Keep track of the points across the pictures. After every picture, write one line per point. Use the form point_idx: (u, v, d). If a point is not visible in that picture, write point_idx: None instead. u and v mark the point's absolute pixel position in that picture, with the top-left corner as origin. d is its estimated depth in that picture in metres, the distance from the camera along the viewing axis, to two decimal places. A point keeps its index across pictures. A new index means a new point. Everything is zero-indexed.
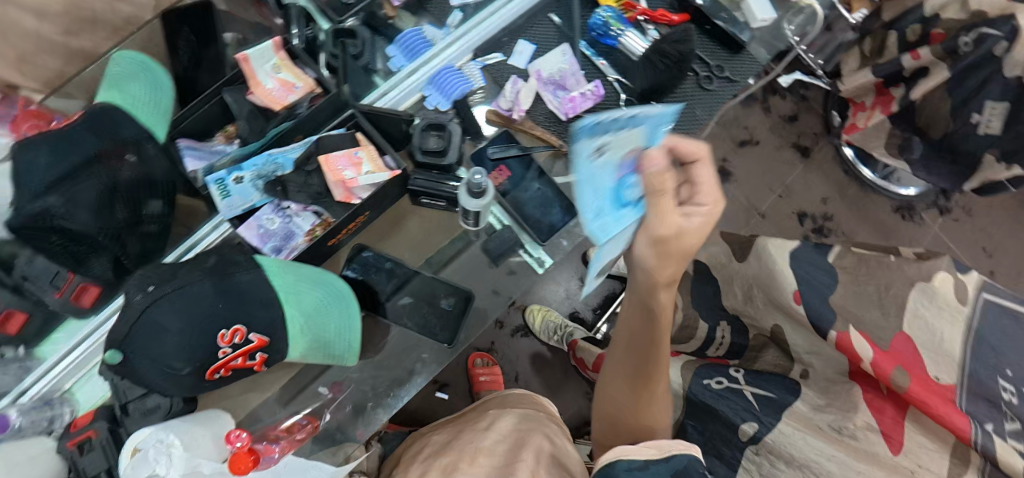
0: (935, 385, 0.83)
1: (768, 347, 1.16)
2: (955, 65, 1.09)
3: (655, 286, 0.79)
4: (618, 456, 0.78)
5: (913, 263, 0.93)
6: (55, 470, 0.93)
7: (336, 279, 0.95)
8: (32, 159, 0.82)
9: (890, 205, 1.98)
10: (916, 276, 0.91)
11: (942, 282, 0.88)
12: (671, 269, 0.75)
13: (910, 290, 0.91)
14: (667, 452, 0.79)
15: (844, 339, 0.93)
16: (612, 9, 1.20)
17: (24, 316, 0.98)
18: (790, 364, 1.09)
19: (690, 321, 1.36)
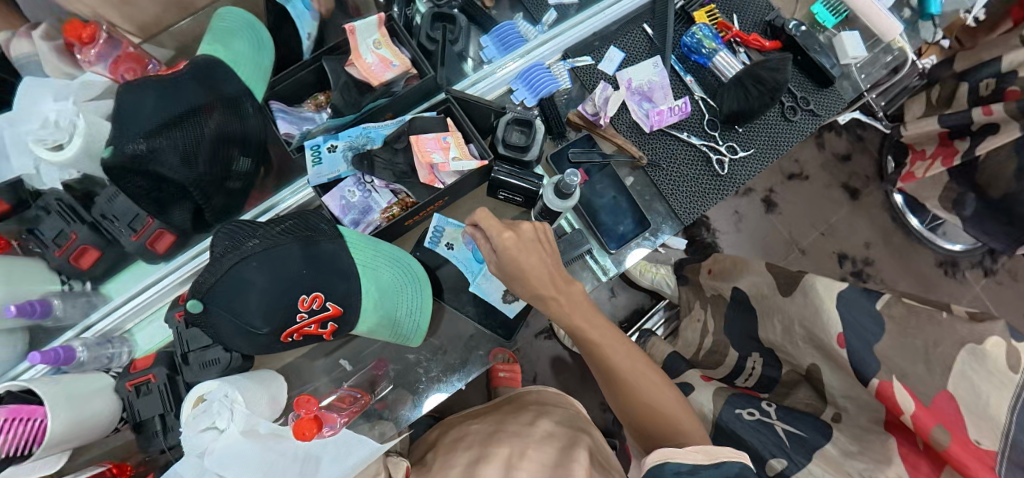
0: (975, 449, 0.78)
1: (800, 385, 1.12)
2: None
3: (524, 268, 0.89)
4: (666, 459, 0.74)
5: (966, 323, 0.82)
6: (112, 408, 0.96)
7: (411, 260, 0.99)
8: (138, 100, 0.83)
9: (934, 259, 1.90)
10: (964, 336, 0.81)
11: (993, 347, 0.78)
12: (525, 246, 0.89)
13: (958, 350, 0.81)
14: (716, 458, 0.75)
15: (886, 388, 0.87)
16: (707, 28, 1.17)
17: (96, 253, 1.02)
18: (822, 405, 1.06)
19: (719, 347, 1.36)
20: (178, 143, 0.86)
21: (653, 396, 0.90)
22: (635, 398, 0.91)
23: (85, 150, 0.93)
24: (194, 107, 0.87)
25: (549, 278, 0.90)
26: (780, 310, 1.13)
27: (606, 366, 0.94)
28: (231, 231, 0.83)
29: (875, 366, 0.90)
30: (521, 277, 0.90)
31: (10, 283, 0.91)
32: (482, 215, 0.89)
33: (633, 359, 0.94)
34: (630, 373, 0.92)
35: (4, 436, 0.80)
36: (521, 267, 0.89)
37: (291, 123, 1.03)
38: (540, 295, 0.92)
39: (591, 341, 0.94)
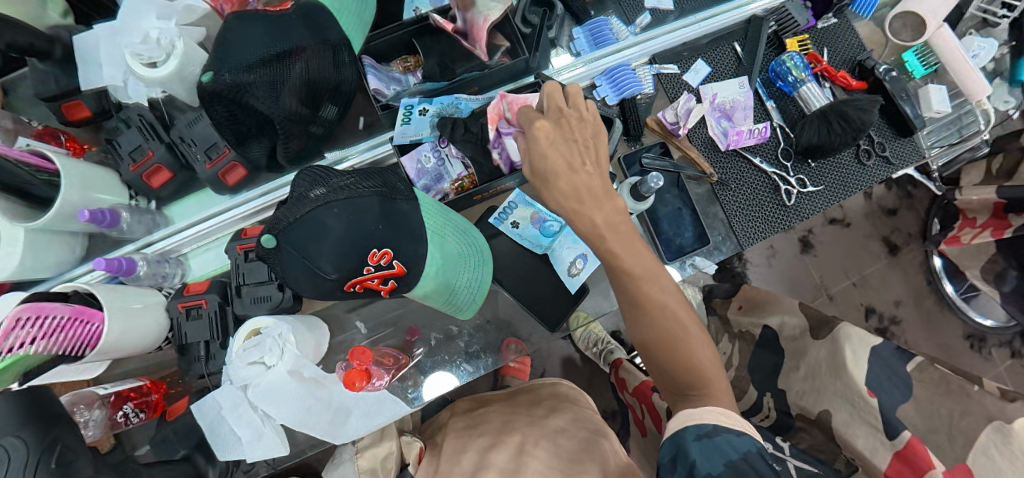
0: None
1: None
2: None
3: (555, 168, 0.72)
4: (685, 421, 0.74)
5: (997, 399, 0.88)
6: (161, 325, 0.97)
7: (480, 236, 1.01)
8: (249, 34, 0.86)
9: (962, 330, 1.87)
10: (994, 413, 0.87)
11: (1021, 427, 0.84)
12: (551, 137, 0.73)
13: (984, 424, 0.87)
14: (738, 426, 0.73)
15: (915, 444, 0.90)
16: (799, 57, 1.15)
17: (168, 174, 1.04)
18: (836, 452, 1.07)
19: (734, 376, 1.36)
20: (273, 79, 0.87)
21: (687, 350, 0.78)
22: (665, 347, 0.78)
23: (178, 71, 0.95)
24: (295, 47, 0.88)
25: (586, 187, 0.73)
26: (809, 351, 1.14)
27: (641, 306, 0.78)
28: (311, 174, 0.84)
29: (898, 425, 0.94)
30: (549, 182, 0.73)
31: (85, 187, 0.93)
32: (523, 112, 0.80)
33: (674, 304, 0.78)
34: (669, 321, 0.77)
35: (62, 334, 0.81)
36: (544, 165, 0.73)
37: (382, 82, 1.04)
38: (568, 210, 0.74)
39: (633, 277, 0.76)
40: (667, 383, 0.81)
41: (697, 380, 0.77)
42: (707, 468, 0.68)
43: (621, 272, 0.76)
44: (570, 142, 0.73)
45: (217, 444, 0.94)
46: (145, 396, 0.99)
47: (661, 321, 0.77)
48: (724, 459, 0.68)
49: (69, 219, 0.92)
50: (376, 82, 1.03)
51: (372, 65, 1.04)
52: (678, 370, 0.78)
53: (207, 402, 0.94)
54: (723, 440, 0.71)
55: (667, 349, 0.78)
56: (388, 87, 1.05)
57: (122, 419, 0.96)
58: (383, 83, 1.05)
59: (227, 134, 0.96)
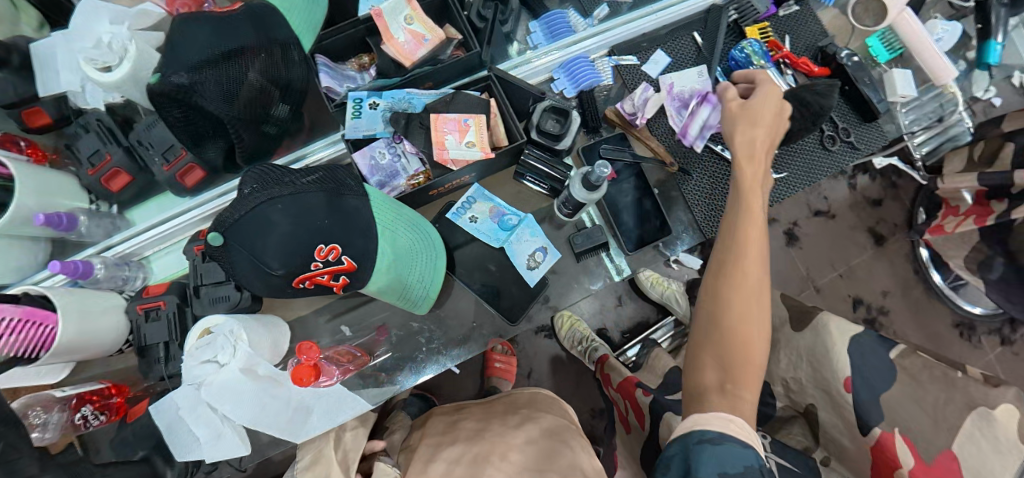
0: None
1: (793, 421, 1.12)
2: None
3: (760, 119, 0.88)
4: (695, 427, 0.72)
5: (981, 386, 0.87)
6: (120, 327, 0.98)
7: (430, 228, 1.01)
8: (195, 35, 0.86)
9: (951, 318, 1.84)
10: (978, 399, 0.86)
11: (1003, 414, 0.83)
12: (774, 104, 0.89)
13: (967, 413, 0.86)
14: (748, 442, 0.70)
15: (887, 440, 0.91)
16: (758, 44, 1.16)
17: (127, 178, 1.04)
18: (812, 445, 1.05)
19: None
20: (220, 80, 0.86)
21: (748, 340, 0.77)
22: (737, 328, 0.77)
23: (130, 75, 0.95)
24: (241, 46, 0.88)
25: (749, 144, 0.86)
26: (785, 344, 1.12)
27: (734, 274, 0.79)
28: (260, 173, 0.84)
29: (878, 417, 0.93)
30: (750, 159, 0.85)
31: (40, 192, 0.94)
32: (772, 84, 0.92)
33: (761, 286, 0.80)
34: (752, 298, 0.79)
35: (15, 336, 0.81)
36: (755, 112, 0.89)
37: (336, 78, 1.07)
38: (752, 156, 0.86)
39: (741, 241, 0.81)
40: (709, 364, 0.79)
41: (737, 384, 0.75)
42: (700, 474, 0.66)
43: (737, 267, 0.80)
44: (755, 122, 0.88)
45: (176, 445, 0.95)
46: (106, 398, 1.00)
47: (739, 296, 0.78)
48: (720, 468, 0.65)
49: (25, 225, 0.93)
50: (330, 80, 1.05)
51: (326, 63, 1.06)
52: (728, 354, 0.77)
53: (166, 403, 0.94)
54: (728, 449, 0.68)
55: (732, 331, 0.78)
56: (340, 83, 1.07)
57: (81, 421, 0.95)
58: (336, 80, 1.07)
59: (182, 137, 0.96)
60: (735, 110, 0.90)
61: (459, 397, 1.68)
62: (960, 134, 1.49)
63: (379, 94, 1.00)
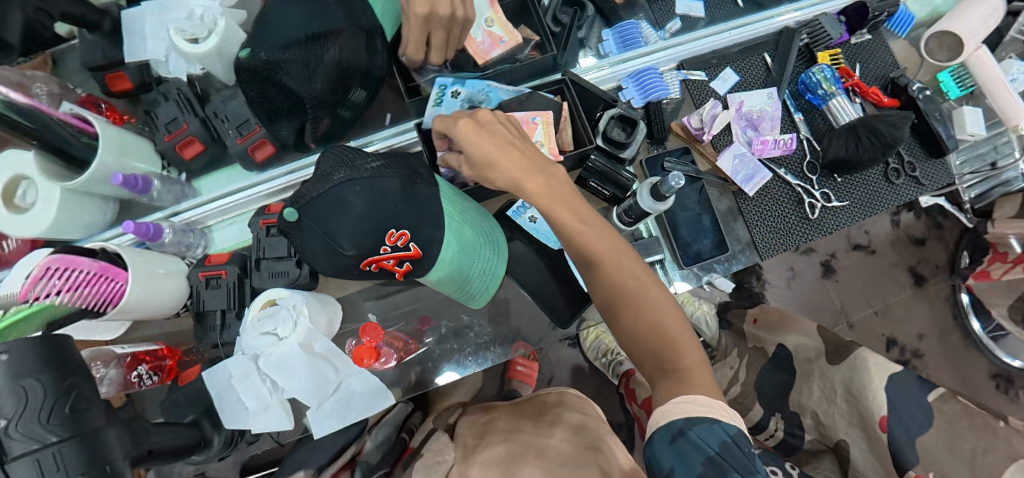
0: None
1: (824, 455, 1.12)
2: None
3: (490, 155, 0.79)
4: (663, 420, 0.71)
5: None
6: (182, 290, 1.00)
7: (493, 224, 1.01)
8: (288, 15, 0.88)
9: (989, 369, 1.79)
10: (1021, 452, 0.84)
11: None
12: (478, 127, 0.80)
13: (1008, 464, 0.84)
14: (707, 412, 0.70)
15: None
16: (830, 70, 1.14)
17: (200, 146, 1.07)
18: None
19: (747, 397, 1.32)
20: (306, 61, 0.89)
21: (661, 324, 0.79)
22: (633, 311, 0.80)
23: (217, 48, 0.98)
24: (328, 30, 0.90)
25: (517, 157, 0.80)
26: (823, 378, 1.11)
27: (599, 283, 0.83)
28: (337, 154, 0.85)
29: (913, 458, 0.91)
30: (491, 166, 0.80)
31: (119, 153, 0.97)
32: (464, 127, 0.80)
33: (625, 266, 0.82)
34: (630, 286, 0.81)
35: (87, 289, 0.84)
36: (483, 159, 0.80)
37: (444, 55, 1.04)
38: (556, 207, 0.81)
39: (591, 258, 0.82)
40: (647, 360, 0.81)
41: (672, 356, 0.77)
42: (680, 473, 0.64)
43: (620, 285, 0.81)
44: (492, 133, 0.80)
45: (225, 412, 0.96)
46: (159, 359, 1.02)
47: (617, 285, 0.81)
48: (702, 455, 0.64)
49: (102, 183, 0.96)
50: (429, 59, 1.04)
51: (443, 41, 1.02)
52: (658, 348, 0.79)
53: (218, 370, 0.96)
54: (695, 435, 0.67)
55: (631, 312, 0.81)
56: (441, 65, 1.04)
57: (136, 379, 0.97)
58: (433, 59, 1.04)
59: (259, 112, 1.00)
60: (489, 174, 0.81)
61: (479, 396, 1.68)
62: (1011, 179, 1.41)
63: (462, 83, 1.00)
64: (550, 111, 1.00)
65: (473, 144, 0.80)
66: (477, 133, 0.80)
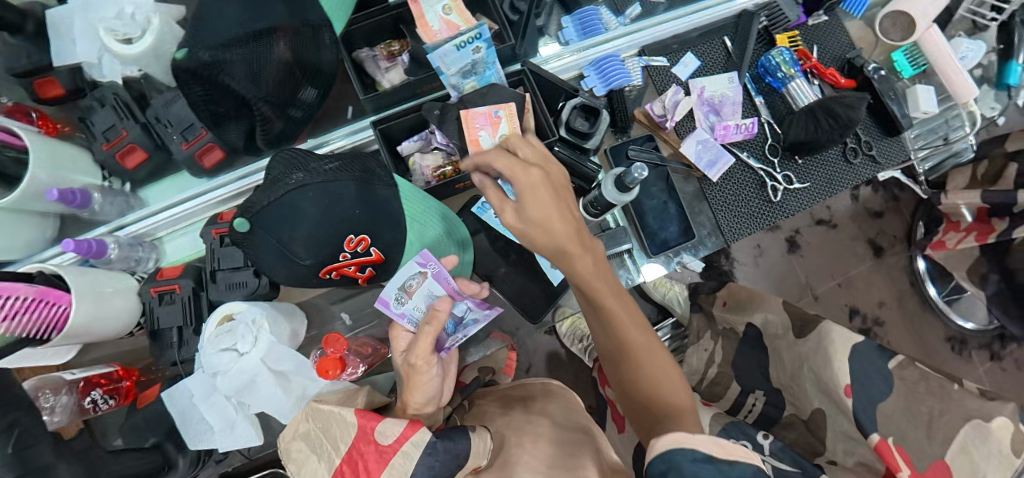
0: None
1: (795, 427, 1.08)
2: None
3: (550, 223, 0.69)
4: (678, 442, 0.59)
5: (977, 398, 0.79)
6: (132, 309, 0.95)
7: (456, 222, 0.98)
8: (224, 12, 0.84)
9: (944, 332, 1.82)
10: (971, 411, 0.78)
11: (999, 428, 0.75)
12: (545, 186, 0.69)
13: (962, 423, 0.79)
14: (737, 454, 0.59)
15: (883, 448, 0.84)
16: (789, 53, 1.15)
17: (143, 154, 1.01)
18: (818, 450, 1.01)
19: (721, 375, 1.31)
20: (247, 57, 0.85)
21: (658, 383, 0.73)
22: (631, 364, 0.74)
23: (153, 48, 0.92)
24: (270, 26, 0.86)
25: (547, 211, 0.69)
26: (789, 351, 1.08)
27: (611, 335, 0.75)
28: (287, 157, 0.82)
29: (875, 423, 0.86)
30: (544, 234, 0.69)
31: (54, 166, 0.90)
32: (531, 176, 0.69)
33: (654, 349, 0.74)
34: (641, 353, 0.73)
35: (28, 316, 0.78)
36: (540, 220, 0.69)
37: (471, 324, 0.87)
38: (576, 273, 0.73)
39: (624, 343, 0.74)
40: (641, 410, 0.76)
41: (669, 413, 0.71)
42: None
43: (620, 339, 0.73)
44: (553, 187, 0.70)
45: (189, 433, 0.93)
46: (116, 382, 0.97)
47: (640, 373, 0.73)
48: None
49: (36, 198, 0.89)
50: (417, 285, 0.82)
51: (437, 276, 0.83)
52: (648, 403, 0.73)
53: (178, 388, 0.92)
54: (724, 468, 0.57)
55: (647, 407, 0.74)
56: (411, 291, 0.82)
57: (90, 406, 0.92)
58: (406, 303, 0.81)
59: (202, 115, 0.93)
60: (535, 231, 0.69)
61: None
62: (964, 151, 1.39)
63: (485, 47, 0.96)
64: (512, 102, 0.95)
65: (536, 210, 0.68)
66: (529, 193, 0.68)
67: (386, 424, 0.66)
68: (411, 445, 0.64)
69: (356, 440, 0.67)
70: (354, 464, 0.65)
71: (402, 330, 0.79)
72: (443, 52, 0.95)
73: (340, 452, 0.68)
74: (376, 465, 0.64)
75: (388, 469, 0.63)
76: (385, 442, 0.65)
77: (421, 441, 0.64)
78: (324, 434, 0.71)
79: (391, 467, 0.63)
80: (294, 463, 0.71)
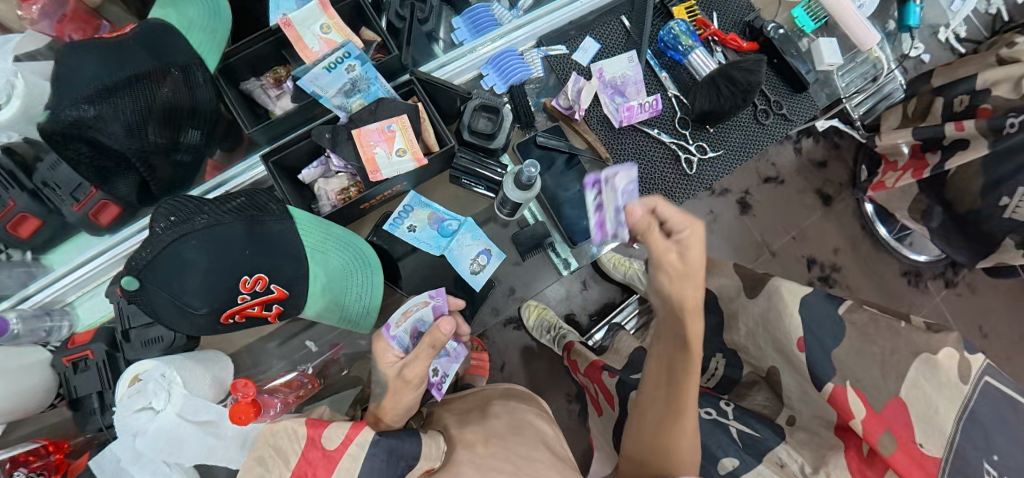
0: (919, 454, 0.72)
1: (759, 387, 0.99)
2: (995, 144, 0.99)
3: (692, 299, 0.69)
4: None
5: (921, 332, 0.76)
6: (48, 382, 0.93)
7: (363, 243, 0.97)
8: (79, 67, 0.79)
9: (898, 267, 1.62)
10: (919, 344, 0.75)
11: (946, 358, 0.72)
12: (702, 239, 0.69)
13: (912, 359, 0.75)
14: None
15: (839, 393, 0.79)
16: (685, 24, 1.15)
17: (36, 221, 0.96)
18: (777, 408, 0.93)
19: None
20: (125, 111, 0.81)
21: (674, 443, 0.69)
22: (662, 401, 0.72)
23: (23, 113, 0.86)
24: (136, 73, 0.82)
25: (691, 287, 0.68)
26: (745, 312, 0.99)
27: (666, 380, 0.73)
28: (177, 205, 0.79)
29: (829, 370, 0.81)
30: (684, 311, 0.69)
31: None
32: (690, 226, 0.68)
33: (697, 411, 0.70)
34: (677, 414, 0.70)
35: None
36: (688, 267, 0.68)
37: (449, 359, 0.95)
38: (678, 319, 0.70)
39: (679, 383, 0.70)
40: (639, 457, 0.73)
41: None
42: None
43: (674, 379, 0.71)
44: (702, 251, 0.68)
45: None
46: (44, 457, 0.93)
47: (676, 428, 0.70)
48: None
49: None
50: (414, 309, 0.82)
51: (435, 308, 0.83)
52: (659, 460, 0.70)
53: (107, 455, 0.89)
54: None
55: (660, 461, 0.70)
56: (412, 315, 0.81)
57: None
58: (402, 324, 0.80)
59: (88, 172, 0.87)
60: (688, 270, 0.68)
61: None
62: (894, 92, 1.39)
63: (362, 65, 0.94)
64: (405, 114, 0.95)
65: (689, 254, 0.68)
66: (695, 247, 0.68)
67: (333, 429, 0.68)
68: (356, 447, 0.68)
69: (304, 451, 0.68)
70: (303, 476, 0.66)
71: (390, 349, 0.78)
72: (316, 75, 0.93)
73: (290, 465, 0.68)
74: (324, 470, 0.66)
75: (336, 473, 0.66)
76: (331, 447, 0.67)
77: (365, 440, 0.68)
78: (276, 451, 0.69)
79: (339, 470, 0.66)
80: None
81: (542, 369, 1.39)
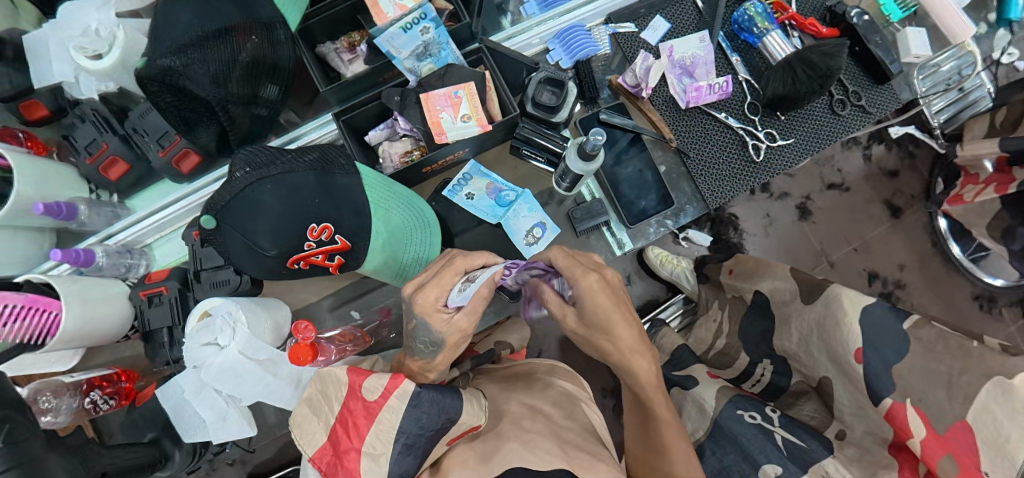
0: None
1: (809, 397, 0.91)
2: None
3: (608, 322, 0.67)
4: None
5: (1000, 356, 0.64)
6: (126, 314, 0.99)
7: (425, 207, 1.02)
8: (176, 16, 0.83)
9: (971, 291, 1.47)
10: (992, 366, 0.64)
11: None
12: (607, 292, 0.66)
13: (982, 382, 0.64)
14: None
15: (899, 411, 0.72)
16: (761, 4, 1.10)
17: (125, 166, 1.04)
18: (827, 420, 0.86)
19: None
20: (212, 61, 0.85)
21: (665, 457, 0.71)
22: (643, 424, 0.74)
23: (121, 62, 0.92)
24: (227, 26, 0.86)
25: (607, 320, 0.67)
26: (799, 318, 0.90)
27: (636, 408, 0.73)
28: (253, 154, 0.82)
29: (889, 385, 0.73)
30: (604, 329, 0.68)
31: (41, 185, 0.94)
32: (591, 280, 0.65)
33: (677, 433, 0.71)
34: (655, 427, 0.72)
35: (20, 322, 0.83)
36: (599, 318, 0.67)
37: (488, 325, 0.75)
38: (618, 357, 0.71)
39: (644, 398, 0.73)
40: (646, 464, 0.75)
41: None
42: None
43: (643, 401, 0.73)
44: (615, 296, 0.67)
45: (182, 427, 0.96)
46: (115, 383, 1.00)
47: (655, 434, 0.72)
48: None
49: (25, 215, 0.92)
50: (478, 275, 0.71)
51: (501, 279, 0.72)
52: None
53: (171, 386, 0.94)
54: None
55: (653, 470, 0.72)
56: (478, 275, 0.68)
57: (91, 405, 0.95)
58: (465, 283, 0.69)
59: (174, 121, 0.93)
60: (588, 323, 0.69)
61: None
62: (980, 100, 1.28)
63: (435, 27, 0.96)
64: (471, 82, 0.96)
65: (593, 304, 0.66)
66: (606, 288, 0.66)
67: (372, 379, 0.63)
68: (397, 398, 0.62)
69: (347, 398, 0.64)
70: (346, 422, 0.63)
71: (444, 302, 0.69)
72: (391, 36, 0.95)
73: (335, 411, 0.65)
74: (364, 420, 0.62)
75: (376, 424, 0.62)
76: (371, 398, 0.62)
77: (405, 393, 0.62)
78: (323, 395, 0.67)
79: (380, 422, 0.62)
80: (297, 428, 0.67)
81: (579, 360, 1.37)
